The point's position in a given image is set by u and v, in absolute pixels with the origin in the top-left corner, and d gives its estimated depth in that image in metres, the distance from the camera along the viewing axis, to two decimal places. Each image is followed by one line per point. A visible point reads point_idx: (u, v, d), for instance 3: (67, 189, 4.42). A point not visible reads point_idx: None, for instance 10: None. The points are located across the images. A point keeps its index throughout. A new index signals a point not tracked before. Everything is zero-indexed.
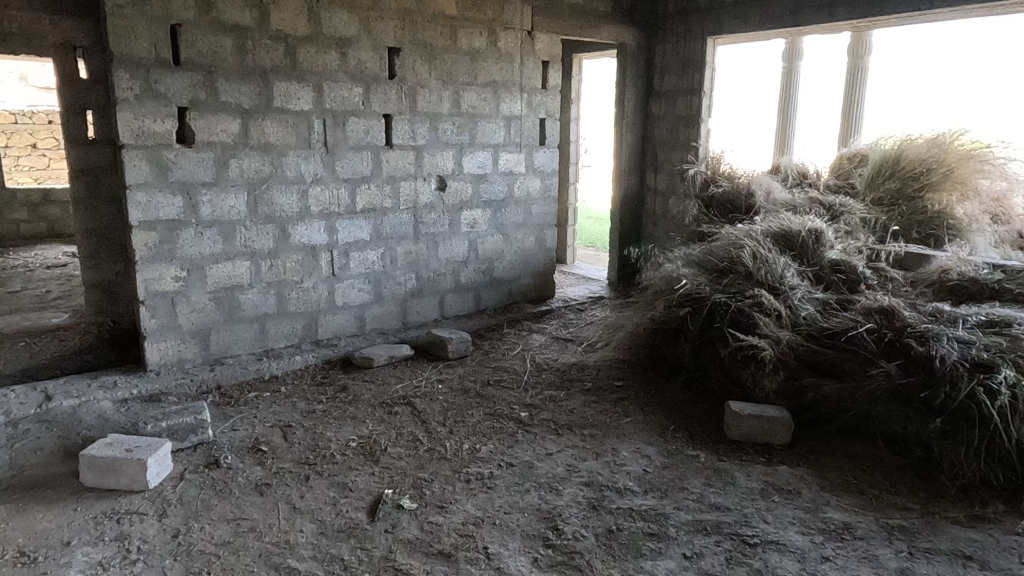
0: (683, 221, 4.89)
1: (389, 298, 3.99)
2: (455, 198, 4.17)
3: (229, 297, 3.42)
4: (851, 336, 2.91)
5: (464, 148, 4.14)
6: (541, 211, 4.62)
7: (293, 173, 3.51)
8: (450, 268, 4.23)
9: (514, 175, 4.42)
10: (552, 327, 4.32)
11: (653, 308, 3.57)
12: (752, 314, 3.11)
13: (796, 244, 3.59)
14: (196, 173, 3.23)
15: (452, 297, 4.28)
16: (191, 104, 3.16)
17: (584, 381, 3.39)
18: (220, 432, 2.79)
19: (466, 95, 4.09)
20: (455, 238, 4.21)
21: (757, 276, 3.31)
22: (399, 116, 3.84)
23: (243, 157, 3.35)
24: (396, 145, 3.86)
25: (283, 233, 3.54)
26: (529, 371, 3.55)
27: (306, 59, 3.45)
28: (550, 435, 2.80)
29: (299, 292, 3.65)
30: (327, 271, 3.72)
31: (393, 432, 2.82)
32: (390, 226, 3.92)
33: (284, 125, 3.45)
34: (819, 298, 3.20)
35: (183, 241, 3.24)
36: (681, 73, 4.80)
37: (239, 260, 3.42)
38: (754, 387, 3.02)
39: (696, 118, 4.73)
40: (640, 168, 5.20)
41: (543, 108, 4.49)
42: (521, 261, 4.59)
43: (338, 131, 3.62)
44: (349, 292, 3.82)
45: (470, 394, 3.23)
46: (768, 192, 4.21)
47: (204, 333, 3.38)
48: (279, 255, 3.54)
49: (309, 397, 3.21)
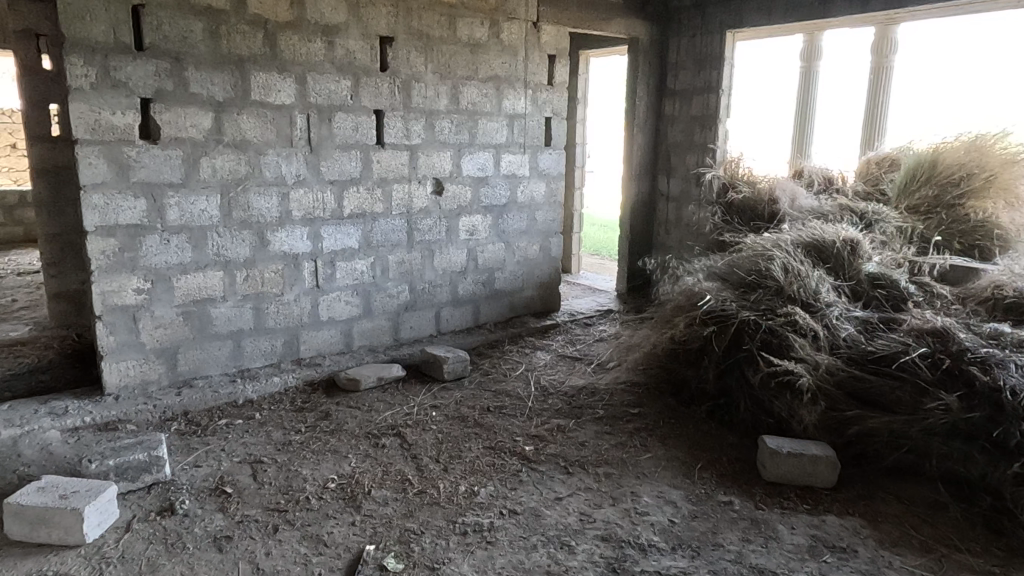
0: (699, 229, 4.54)
1: (380, 312, 3.63)
2: (453, 203, 3.81)
3: (199, 312, 3.07)
4: (900, 362, 2.56)
5: (463, 148, 3.80)
6: (546, 217, 4.27)
7: (272, 174, 3.16)
8: (447, 280, 3.87)
9: (517, 178, 4.07)
10: (558, 344, 3.97)
11: (671, 325, 3.21)
12: (785, 335, 2.77)
13: (830, 257, 3.24)
14: (161, 173, 2.87)
15: (449, 310, 3.92)
16: (156, 95, 2.81)
17: (595, 407, 3.04)
18: (179, 470, 2.43)
19: (467, 91, 3.75)
20: (453, 246, 3.86)
21: (790, 292, 2.97)
22: (391, 112, 3.49)
23: (216, 155, 3.00)
24: (388, 145, 3.51)
25: (262, 239, 3.18)
26: (533, 395, 3.19)
27: (287, 47, 3.11)
28: (559, 475, 2.44)
29: (280, 306, 3.29)
30: (311, 282, 3.37)
31: (379, 470, 2.46)
32: (381, 233, 3.56)
33: (263, 119, 3.10)
34: (860, 317, 2.86)
35: (147, 248, 2.89)
36: (697, 70, 4.46)
37: (211, 270, 3.07)
38: (790, 418, 2.67)
39: (714, 118, 4.38)
40: (652, 172, 4.85)
41: (549, 106, 4.15)
42: (524, 272, 4.23)
43: (323, 128, 3.27)
44: (336, 305, 3.47)
45: (468, 423, 2.87)
46: (794, 198, 3.86)
47: (170, 352, 3.02)
48: (256, 264, 3.19)
49: (286, 426, 2.85)
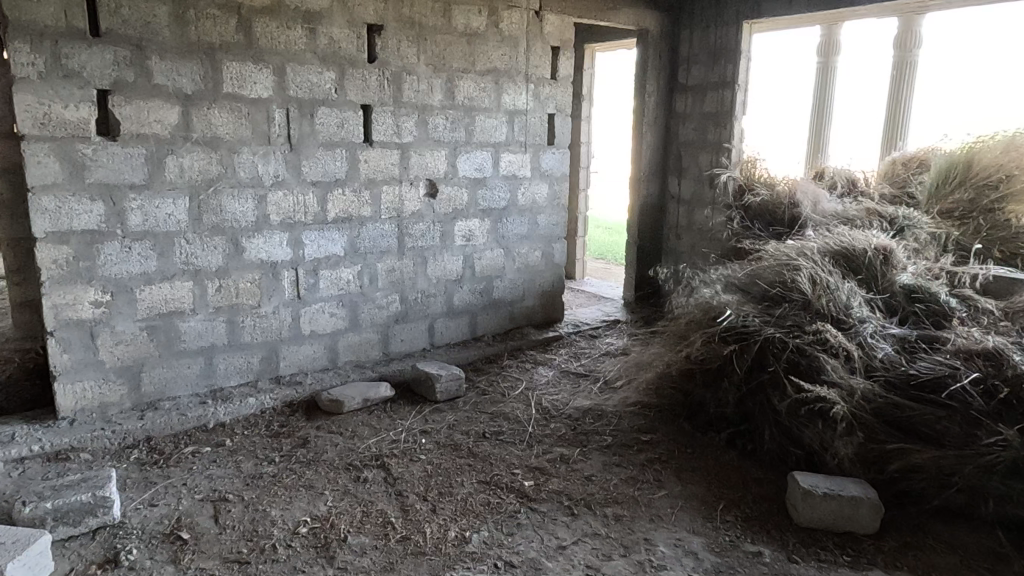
0: (712, 234, 4.25)
1: (368, 325, 3.35)
2: (449, 206, 3.53)
3: (166, 326, 2.78)
4: (948, 388, 2.27)
5: (459, 146, 3.51)
6: (548, 222, 3.98)
7: (247, 175, 2.87)
8: (442, 289, 3.58)
9: (518, 179, 3.79)
10: (561, 359, 3.68)
11: (686, 342, 2.92)
12: (816, 356, 2.49)
13: (861, 267, 2.95)
14: (121, 173, 2.59)
15: (443, 322, 3.63)
16: (115, 86, 2.53)
17: (602, 434, 2.74)
18: (132, 510, 2.14)
19: (463, 85, 3.46)
20: (449, 252, 3.57)
21: (819, 307, 2.69)
22: (380, 107, 3.20)
23: (184, 153, 2.71)
24: (377, 143, 3.22)
25: (236, 246, 2.90)
26: (533, 419, 2.90)
27: (264, 35, 2.82)
28: (563, 517, 2.15)
29: (256, 319, 3.00)
30: (291, 292, 3.08)
31: (358, 510, 2.18)
32: (369, 239, 3.27)
33: (236, 114, 2.81)
34: (896, 334, 2.58)
35: (106, 257, 2.61)
36: (711, 64, 4.16)
37: (179, 280, 2.78)
38: (822, 450, 2.38)
39: (729, 115, 4.08)
40: (662, 173, 4.56)
41: (553, 102, 3.86)
42: (525, 280, 3.94)
43: (304, 124, 2.98)
44: (319, 318, 3.18)
45: (461, 452, 2.58)
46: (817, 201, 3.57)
47: (133, 372, 2.73)
48: (229, 274, 2.90)
49: (259, 456, 2.56)
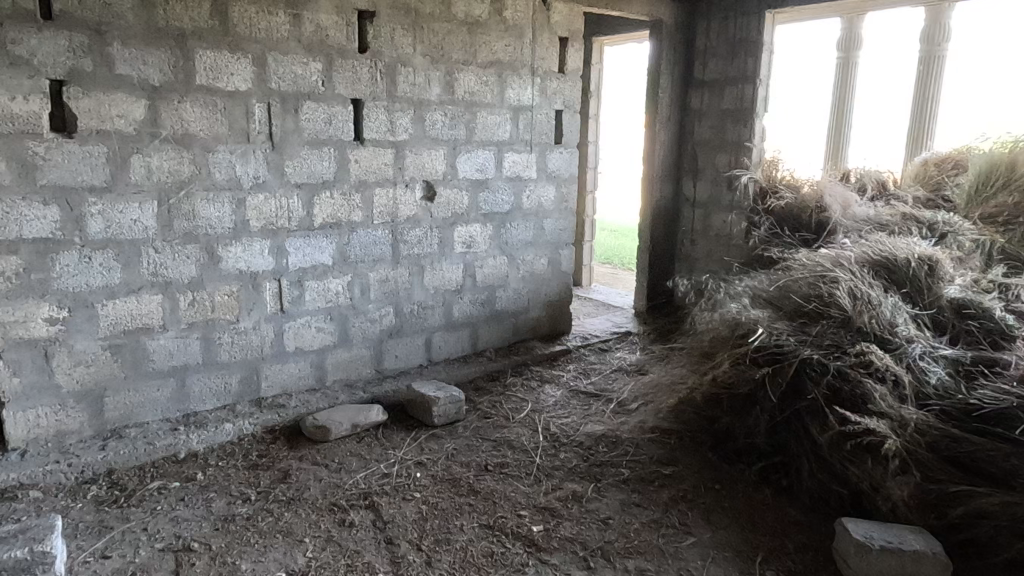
0: (732, 240, 3.96)
1: (359, 340, 3.06)
2: (448, 210, 3.24)
3: (132, 345, 2.50)
4: (1016, 421, 1.97)
5: (458, 145, 3.22)
6: (555, 227, 3.69)
7: (224, 176, 2.59)
8: (440, 300, 3.30)
9: (523, 180, 3.50)
10: (569, 376, 3.39)
11: (710, 363, 2.63)
12: (861, 382, 2.21)
13: (903, 279, 2.66)
14: (79, 175, 2.30)
15: (442, 336, 3.34)
16: (70, 76, 2.24)
17: (618, 467, 2.46)
18: (81, 564, 1.86)
19: (463, 78, 3.17)
20: (447, 260, 3.29)
21: (860, 325, 2.41)
22: (372, 102, 2.91)
23: (151, 152, 2.42)
24: (369, 141, 2.93)
25: (211, 255, 2.61)
26: (541, 448, 2.62)
27: (242, 20, 2.53)
28: (577, 573, 1.87)
29: (234, 336, 2.72)
30: (273, 306, 2.80)
31: (342, 564, 1.89)
32: (360, 246, 2.98)
33: (212, 109, 2.52)
34: (948, 356, 2.29)
35: (62, 268, 2.32)
36: (730, 58, 3.88)
37: (147, 293, 2.50)
38: (871, 490, 2.09)
39: (750, 112, 3.80)
40: (676, 175, 4.28)
41: (560, 97, 3.57)
42: (530, 289, 3.65)
43: (287, 120, 2.70)
44: (304, 333, 2.89)
45: (461, 489, 2.30)
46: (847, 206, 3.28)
47: (94, 396, 2.45)
48: (203, 286, 2.62)
49: (233, 493, 2.28)
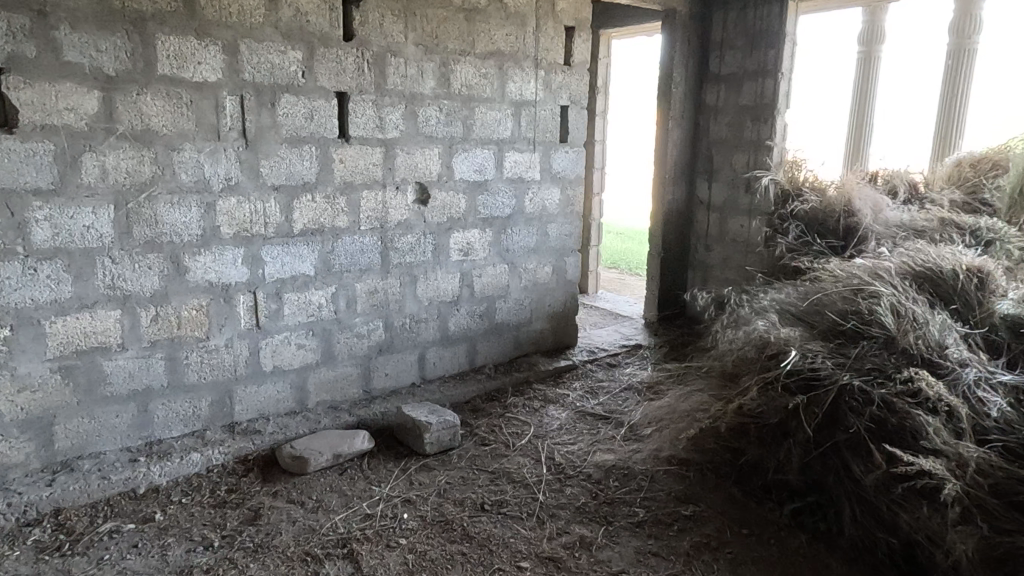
0: (750, 246, 3.68)
1: (345, 358, 2.79)
2: (442, 214, 2.96)
3: (86, 366, 2.23)
4: None
5: (455, 143, 2.95)
6: (561, 232, 3.42)
7: (190, 177, 2.32)
8: (435, 313, 3.02)
9: (525, 182, 3.22)
10: (575, 395, 3.11)
11: (734, 388, 2.35)
12: (910, 413, 1.93)
13: (951, 293, 2.36)
14: (22, 176, 2.03)
15: (437, 351, 3.07)
16: (10, 64, 1.97)
17: (631, 506, 2.18)
18: None
19: (459, 70, 2.89)
20: (443, 270, 3.01)
21: (905, 346, 2.12)
22: (358, 95, 2.63)
23: (106, 150, 2.15)
24: (355, 139, 2.66)
25: (176, 265, 2.34)
26: (545, 482, 2.34)
27: (211, 2, 2.26)
28: None
29: (203, 355, 2.45)
30: (248, 321, 2.53)
31: None
32: (345, 254, 2.71)
33: (176, 102, 2.25)
34: (1008, 382, 1.98)
35: (2, 282, 2.05)
36: (748, 50, 3.59)
37: (103, 309, 2.23)
38: (928, 542, 1.81)
39: (771, 108, 3.51)
40: (689, 176, 4.00)
41: (566, 92, 3.29)
42: (533, 300, 3.38)
43: (262, 115, 2.42)
44: (283, 351, 2.62)
45: (453, 532, 2.03)
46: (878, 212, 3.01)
47: (42, 424, 2.18)
48: (168, 300, 2.35)
49: (193, 537, 2.01)
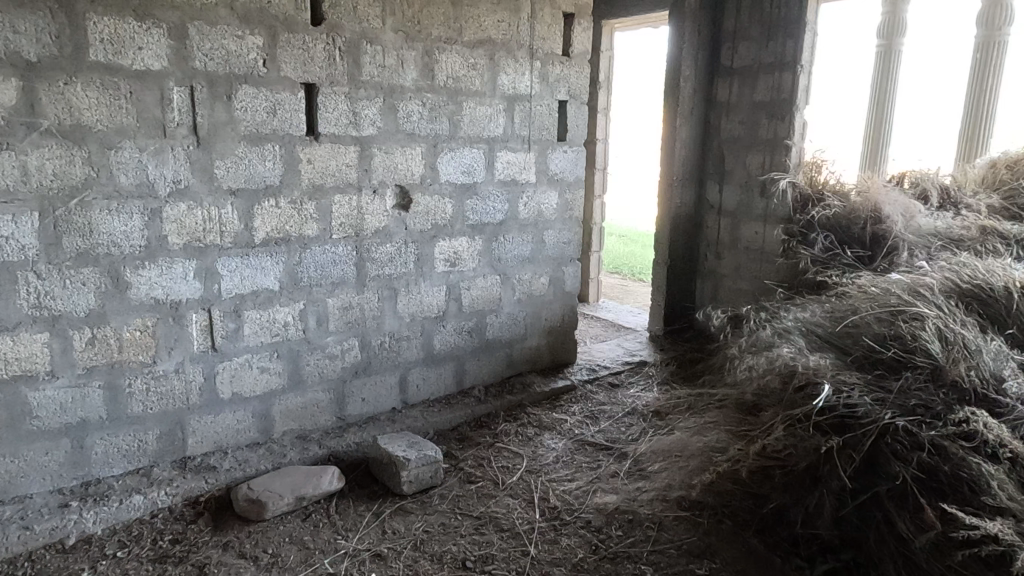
0: (764, 254, 3.38)
1: (315, 382, 2.49)
2: (426, 221, 2.67)
3: (7, 398, 1.93)
4: None
5: (441, 142, 2.65)
6: (558, 239, 3.11)
7: (131, 180, 2.02)
8: (417, 330, 2.72)
9: (519, 185, 2.92)
10: (573, 421, 2.81)
11: (756, 424, 2.05)
12: (968, 461, 1.62)
13: (1004, 312, 2.04)
14: None
15: (420, 373, 2.77)
16: None
17: (637, 564, 1.88)
18: None
19: (445, 60, 2.59)
20: (427, 282, 2.71)
21: (955, 379, 1.80)
22: (329, 87, 2.33)
23: (28, 149, 1.85)
24: (325, 137, 2.36)
25: (116, 280, 2.04)
26: (537, 532, 2.04)
27: None
28: None
29: (148, 382, 2.15)
30: (202, 343, 2.23)
31: None
32: (314, 266, 2.41)
33: (113, 93, 1.95)
34: None
35: None
36: (764, 41, 3.28)
37: (28, 332, 1.93)
38: None
39: (788, 104, 3.20)
40: (698, 177, 3.69)
41: (564, 85, 2.99)
42: (528, 315, 3.08)
43: (217, 109, 2.12)
44: (243, 376, 2.32)
45: None
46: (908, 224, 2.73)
47: None
48: (107, 321, 2.05)
49: None
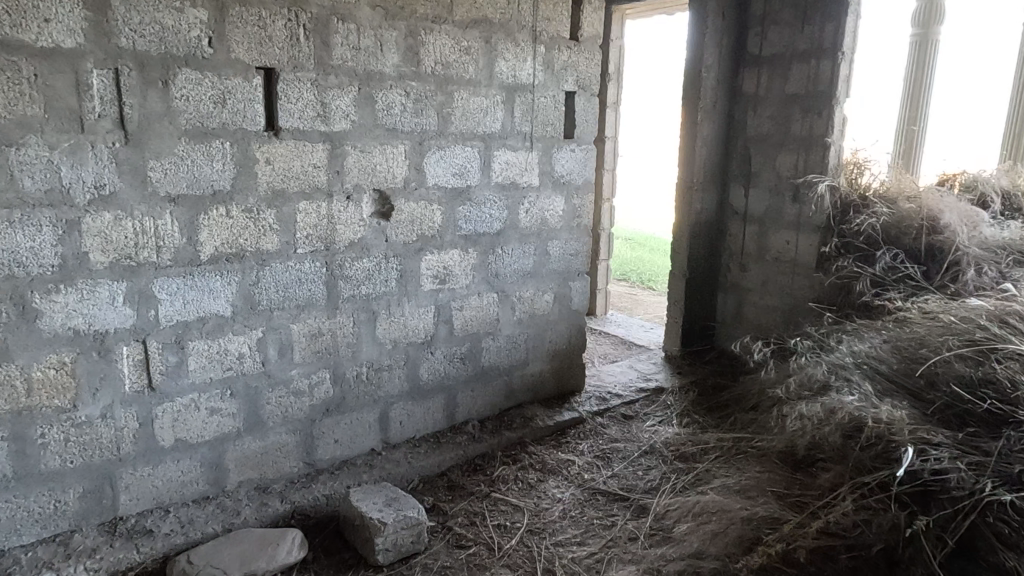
0: (797, 267, 2.99)
1: (277, 424, 2.10)
2: (411, 232, 2.28)
3: None
4: None
5: (428, 139, 2.26)
6: (564, 251, 2.72)
7: (39, 184, 1.63)
8: (400, 358, 2.33)
9: (520, 188, 2.53)
10: (582, 463, 2.42)
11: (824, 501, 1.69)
12: None
13: None
14: None
15: (404, 408, 2.38)
16: None
17: None
18: None
19: (432, 43, 2.20)
20: (412, 303, 2.32)
21: None
22: (291, 72, 1.94)
23: None
24: (287, 133, 1.97)
25: (20, 308, 1.65)
26: None
27: None
28: None
29: (67, 431, 1.76)
30: (136, 382, 1.84)
31: None
32: (275, 286, 2.02)
33: (11, 76, 1.56)
34: None
35: None
36: (799, 25, 2.89)
37: None
38: None
39: (827, 97, 2.80)
40: (721, 179, 3.30)
41: (572, 74, 2.60)
42: (530, 337, 2.69)
43: (150, 97, 1.74)
44: (188, 420, 1.94)
45: None
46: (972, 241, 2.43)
47: None
48: (10, 358, 1.66)
49: None
